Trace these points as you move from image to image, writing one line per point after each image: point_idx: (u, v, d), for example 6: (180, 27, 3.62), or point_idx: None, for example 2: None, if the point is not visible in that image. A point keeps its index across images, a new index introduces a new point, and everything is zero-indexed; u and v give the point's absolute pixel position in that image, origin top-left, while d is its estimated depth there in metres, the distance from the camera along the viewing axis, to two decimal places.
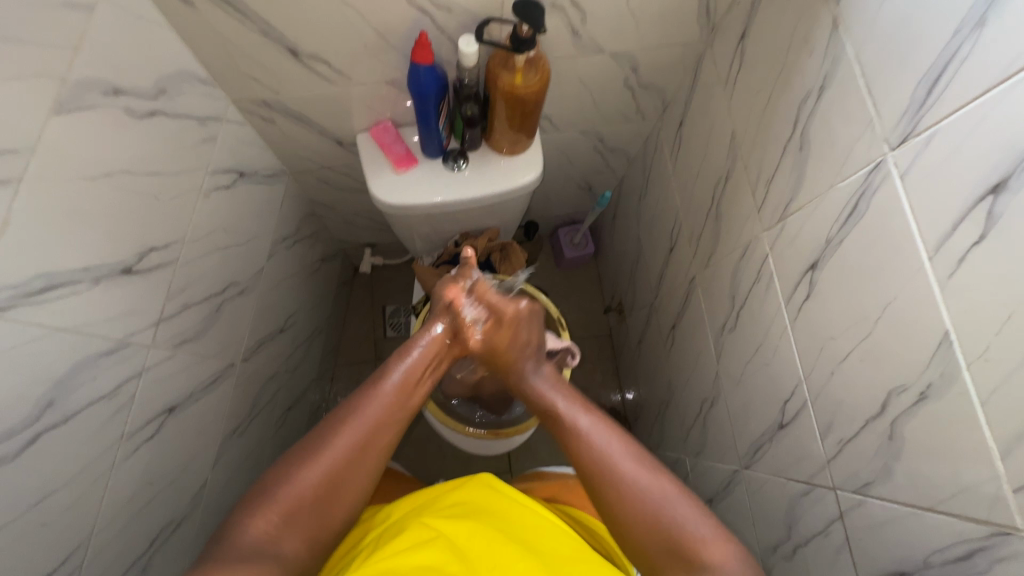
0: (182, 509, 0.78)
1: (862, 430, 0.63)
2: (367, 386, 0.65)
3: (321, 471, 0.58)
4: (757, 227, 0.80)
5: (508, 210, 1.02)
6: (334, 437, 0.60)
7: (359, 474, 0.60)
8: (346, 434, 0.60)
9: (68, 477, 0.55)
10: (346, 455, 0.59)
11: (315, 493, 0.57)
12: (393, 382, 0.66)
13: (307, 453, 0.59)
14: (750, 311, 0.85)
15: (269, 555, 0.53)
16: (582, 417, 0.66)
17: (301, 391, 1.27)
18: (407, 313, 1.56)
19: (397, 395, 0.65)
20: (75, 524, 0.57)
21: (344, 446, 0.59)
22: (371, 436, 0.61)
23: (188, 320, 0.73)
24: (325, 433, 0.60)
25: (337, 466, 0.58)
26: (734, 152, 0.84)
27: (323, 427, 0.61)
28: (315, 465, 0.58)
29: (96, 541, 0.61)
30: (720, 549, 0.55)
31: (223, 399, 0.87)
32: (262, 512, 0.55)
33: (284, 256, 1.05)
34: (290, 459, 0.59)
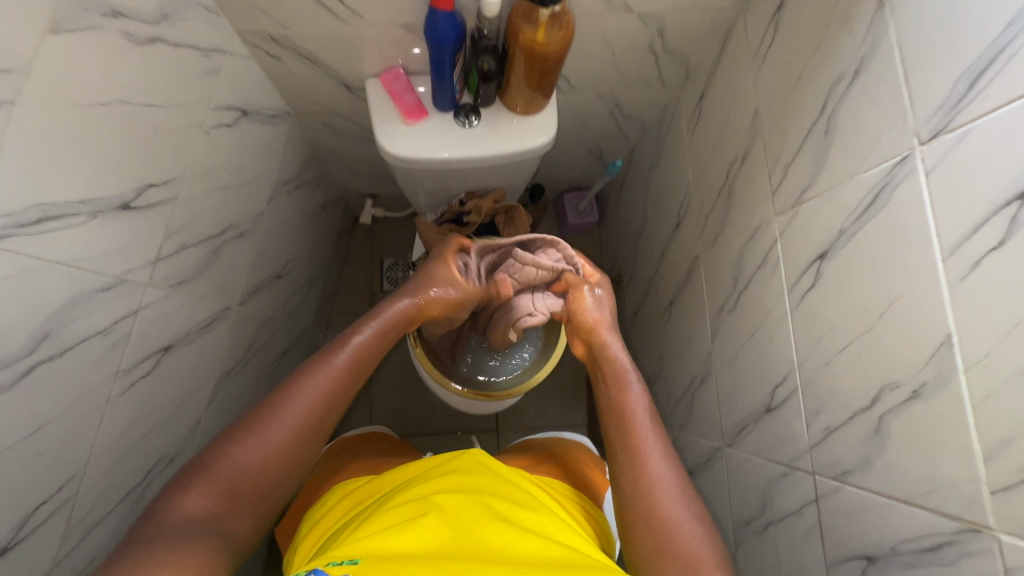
0: (176, 445, 0.80)
1: (849, 420, 0.64)
2: (316, 360, 0.66)
3: (262, 445, 0.58)
4: (769, 211, 0.79)
5: (516, 172, 0.99)
6: (279, 412, 0.60)
7: (302, 447, 0.61)
8: (292, 412, 0.61)
9: (63, 408, 0.55)
10: (294, 426, 0.60)
11: (255, 467, 0.57)
12: (345, 353, 0.67)
13: (247, 430, 0.59)
14: (751, 295, 0.85)
15: (207, 526, 0.52)
16: (636, 398, 0.71)
17: (296, 337, 1.27)
18: (406, 268, 1.56)
19: (348, 363, 0.67)
20: (69, 454, 0.58)
21: (289, 421, 0.60)
22: (315, 408, 0.62)
23: (185, 261, 0.72)
24: (268, 409, 0.61)
25: (279, 442, 0.59)
26: (755, 131, 0.82)
27: (268, 400, 0.62)
28: (257, 438, 0.58)
29: (90, 472, 0.62)
30: (702, 545, 0.57)
31: (218, 342, 0.87)
32: (199, 485, 0.54)
33: (285, 200, 1.03)
34: (230, 434, 0.59)
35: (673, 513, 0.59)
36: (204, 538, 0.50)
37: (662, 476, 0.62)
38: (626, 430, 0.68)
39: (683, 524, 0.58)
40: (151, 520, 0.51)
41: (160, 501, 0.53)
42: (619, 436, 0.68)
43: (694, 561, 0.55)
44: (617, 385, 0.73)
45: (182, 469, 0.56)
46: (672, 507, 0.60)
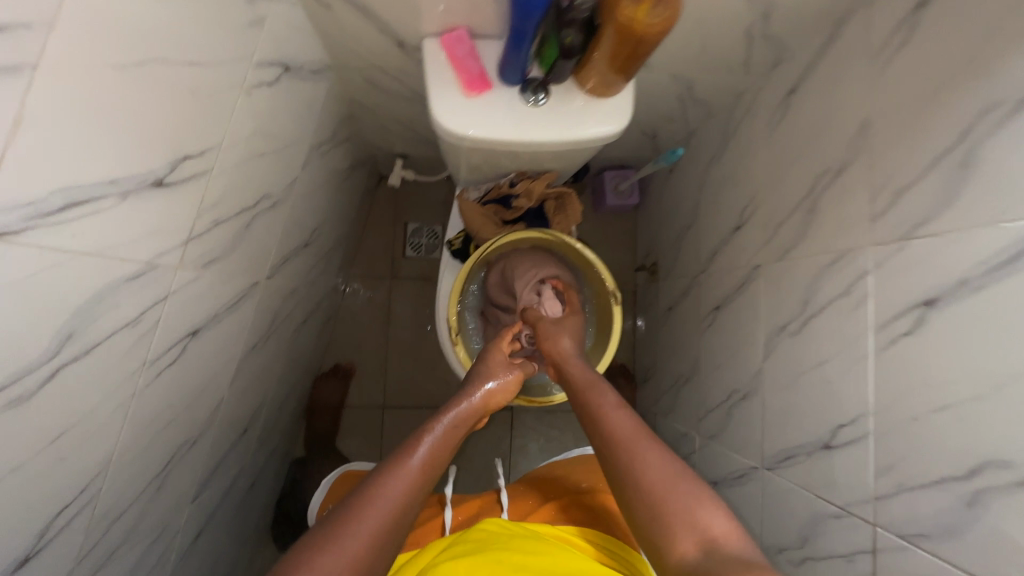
0: (198, 428, 0.75)
1: (933, 485, 0.60)
2: (389, 464, 0.63)
3: (343, 555, 0.52)
4: (863, 238, 0.71)
5: (575, 157, 0.90)
6: (360, 517, 0.56)
7: (378, 555, 0.55)
8: (372, 518, 0.56)
9: (89, 410, 0.50)
10: (373, 534, 0.55)
11: None
12: (420, 457, 0.65)
13: (320, 536, 0.54)
14: (821, 323, 0.79)
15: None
16: (613, 409, 0.72)
17: (315, 305, 1.22)
18: (431, 236, 1.53)
19: (422, 469, 0.64)
20: (93, 455, 0.53)
21: (370, 528, 0.55)
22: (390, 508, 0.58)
23: (217, 238, 0.65)
24: (345, 513, 0.56)
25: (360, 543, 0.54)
26: (859, 144, 0.73)
27: (342, 507, 0.58)
28: (338, 545, 0.53)
29: (113, 469, 0.57)
30: (717, 514, 0.56)
31: (245, 318, 0.80)
32: None
33: (317, 164, 0.94)
34: (306, 544, 0.53)
35: (678, 489, 0.59)
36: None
37: (661, 462, 0.63)
38: (609, 441, 0.68)
39: (698, 509, 0.57)
40: None
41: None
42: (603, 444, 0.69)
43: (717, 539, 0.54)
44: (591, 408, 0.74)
45: None
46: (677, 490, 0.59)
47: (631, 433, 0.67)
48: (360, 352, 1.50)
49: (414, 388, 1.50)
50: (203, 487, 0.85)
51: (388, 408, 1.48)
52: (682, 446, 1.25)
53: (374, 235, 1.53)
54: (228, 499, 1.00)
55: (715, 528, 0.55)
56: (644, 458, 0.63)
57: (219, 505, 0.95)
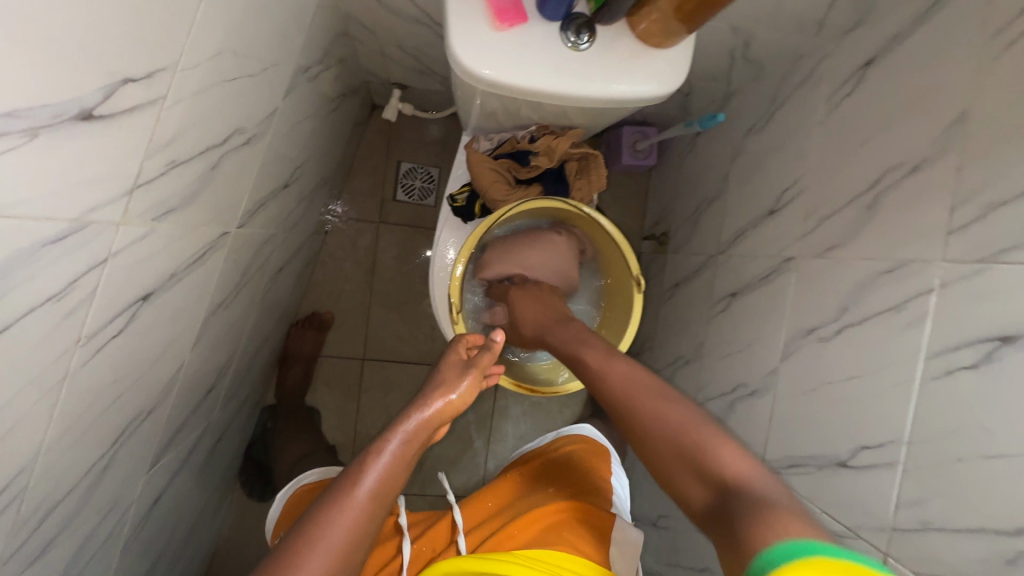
0: (154, 397, 0.66)
1: (969, 532, 0.55)
2: (338, 488, 0.58)
3: None
4: (933, 250, 0.63)
5: (609, 116, 0.78)
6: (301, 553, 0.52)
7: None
8: (316, 551, 0.52)
9: (3, 404, 0.39)
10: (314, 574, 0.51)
11: None
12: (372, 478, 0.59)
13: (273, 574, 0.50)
14: (860, 334, 0.72)
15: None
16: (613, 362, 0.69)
17: (294, 249, 1.09)
18: (425, 178, 1.40)
19: (376, 493, 0.59)
20: (16, 451, 0.43)
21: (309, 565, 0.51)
22: (341, 542, 0.54)
23: (173, 185, 0.51)
24: (298, 551, 0.52)
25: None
26: (948, 139, 0.62)
27: (291, 543, 0.53)
28: None
29: (43, 460, 0.48)
30: (733, 454, 0.52)
31: (212, 273, 0.69)
32: None
33: (303, 90, 0.79)
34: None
35: (682, 441, 0.56)
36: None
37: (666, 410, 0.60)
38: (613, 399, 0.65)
39: (713, 450, 0.53)
40: None
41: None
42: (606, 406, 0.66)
43: (734, 472, 0.50)
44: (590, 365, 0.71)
45: None
46: (686, 432, 0.56)
47: (628, 386, 0.65)
48: (340, 300, 1.39)
49: (397, 342, 1.41)
50: (162, 452, 0.76)
51: (368, 361, 1.40)
52: None
53: (362, 172, 1.38)
54: (191, 458, 0.92)
55: (729, 469, 0.51)
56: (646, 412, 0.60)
57: (181, 465, 0.88)
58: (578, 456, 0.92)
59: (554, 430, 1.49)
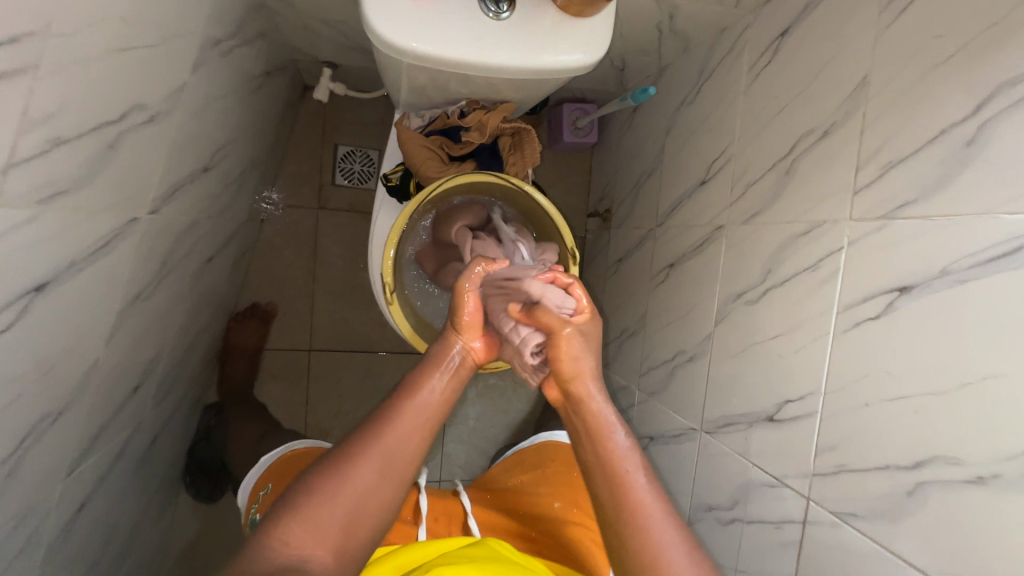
0: (65, 396, 0.61)
1: (875, 470, 0.60)
2: (408, 386, 0.65)
3: (347, 488, 0.55)
4: (842, 210, 0.66)
5: (539, 88, 0.78)
6: (372, 444, 0.58)
7: (387, 492, 0.57)
8: (384, 444, 0.59)
9: None
10: (378, 475, 0.57)
11: (337, 509, 0.54)
12: (437, 384, 0.65)
13: (332, 472, 0.56)
14: (782, 295, 0.75)
15: (303, 570, 0.49)
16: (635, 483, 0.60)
17: (225, 237, 1.04)
18: (365, 161, 1.36)
19: (425, 412, 0.63)
20: None
21: (377, 458, 0.58)
22: (392, 451, 0.59)
23: (61, 165, 0.47)
24: (354, 454, 0.58)
25: (366, 486, 0.56)
26: (854, 103, 0.66)
27: (361, 437, 0.59)
28: (347, 472, 0.56)
29: None
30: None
31: (122, 262, 0.64)
32: (294, 519, 0.52)
33: (216, 65, 0.74)
34: (314, 483, 0.55)
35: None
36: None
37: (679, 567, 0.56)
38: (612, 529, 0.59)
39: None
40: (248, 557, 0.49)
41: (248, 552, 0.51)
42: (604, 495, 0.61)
43: None
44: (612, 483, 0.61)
45: (278, 503, 0.54)
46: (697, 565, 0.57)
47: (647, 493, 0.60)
48: (282, 290, 1.34)
49: (344, 330, 1.38)
50: (84, 455, 0.72)
51: (315, 352, 1.36)
52: (619, 398, 1.25)
53: (297, 156, 1.33)
54: (122, 461, 0.87)
55: None
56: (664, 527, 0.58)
57: (109, 469, 0.83)
58: None
59: (510, 409, 1.51)
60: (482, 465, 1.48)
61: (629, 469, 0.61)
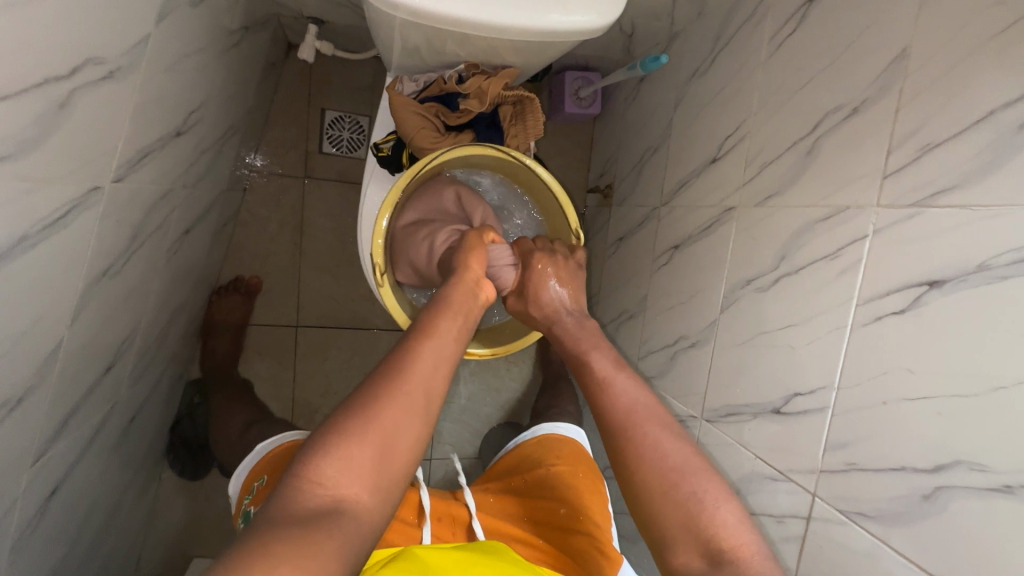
0: (27, 380, 0.57)
1: (890, 471, 0.57)
2: (417, 330, 0.60)
3: (378, 422, 0.48)
4: (869, 195, 0.62)
5: (544, 54, 0.73)
6: (393, 381, 0.52)
7: (419, 429, 0.51)
8: (408, 381, 0.53)
9: None
10: (409, 410, 0.51)
11: (370, 445, 0.47)
12: (446, 331, 0.61)
13: (359, 407, 0.50)
14: (797, 283, 0.71)
15: (339, 515, 0.42)
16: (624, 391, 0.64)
17: (203, 207, 0.98)
18: (354, 128, 1.28)
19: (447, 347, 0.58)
20: None
21: (402, 394, 0.51)
22: (423, 383, 0.53)
23: (3, 124, 0.41)
24: (383, 388, 0.51)
25: (398, 419, 0.49)
26: (888, 79, 0.60)
27: (377, 378, 0.53)
28: (372, 410, 0.49)
29: None
30: (726, 504, 0.54)
31: (83, 236, 0.58)
32: (319, 463, 0.45)
33: (188, 15, 0.67)
34: (337, 421, 0.48)
35: (677, 488, 0.55)
36: (335, 528, 0.41)
37: (693, 487, 0.55)
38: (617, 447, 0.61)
39: (720, 512, 0.53)
40: (273, 510, 0.41)
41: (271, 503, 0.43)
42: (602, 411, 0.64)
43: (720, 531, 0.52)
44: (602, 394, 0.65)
45: (295, 452, 0.47)
46: (707, 491, 0.55)
47: (635, 411, 0.62)
48: (267, 263, 1.28)
49: (333, 306, 1.33)
50: (53, 440, 0.68)
51: (302, 328, 1.31)
52: None
53: (281, 121, 1.24)
54: (97, 443, 0.83)
55: (728, 536, 0.52)
56: (671, 449, 0.58)
57: (83, 452, 0.79)
58: (589, 473, 0.86)
59: (503, 389, 1.48)
60: (474, 444, 1.46)
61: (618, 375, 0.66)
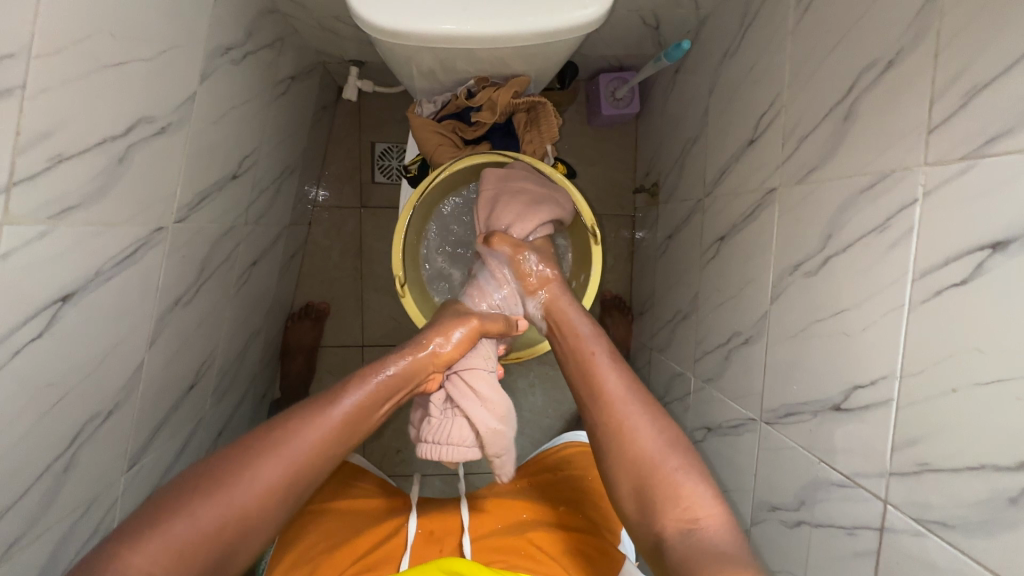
0: (114, 396, 0.67)
1: (967, 470, 0.49)
2: (316, 405, 0.65)
3: (223, 501, 0.55)
4: (914, 154, 0.54)
5: (545, 57, 0.74)
6: (261, 457, 0.59)
7: (269, 508, 0.58)
8: (272, 458, 0.59)
9: None
10: (258, 493, 0.57)
11: (203, 522, 0.54)
12: (343, 408, 0.65)
13: (215, 480, 0.56)
14: (845, 264, 0.64)
15: None
16: (600, 363, 0.74)
17: (268, 242, 1.09)
18: (402, 157, 1.36)
19: (335, 433, 0.63)
20: None
21: (265, 472, 0.58)
22: (291, 459, 0.60)
23: (69, 180, 0.50)
24: (244, 463, 0.58)
25: (247, 498, 0.56)
26: (922, 23, 0.53)
27: (250, 446, 0.60)
28: (229, 485, 0.56)
29: None
30: (704, 498, 0.59)
31: (152, 271, 0.68)
32: (146, 536, 0.51)
33: (231, 75, 0.77)
34: (191, 487, 0.56)
35: (665, 471, 0.62)
36: None
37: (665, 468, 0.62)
38: (598, 420, 0.69)
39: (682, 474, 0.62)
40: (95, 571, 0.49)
41: (95, 558, 0.50)
42: (587, 388, 0.72)
43: (680, 493, 0.60)
44: (591, 370, 0.73)
45: (139, 511, 0.54)
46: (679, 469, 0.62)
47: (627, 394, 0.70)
48: (332, 289, 1.39)
49: (393, 325, 1.40)
50: (143, 451, 0.78)
51: (367, 347, 1.40)
52: (675, 386, 1.16)
53: (337, 158, 1.36)
54: (187, 455, 0.94)
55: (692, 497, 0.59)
56: (642, 426, 0.67)
57: (174, 464, 0.90)
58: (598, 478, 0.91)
59: (565, 400, 1.46)
60: None
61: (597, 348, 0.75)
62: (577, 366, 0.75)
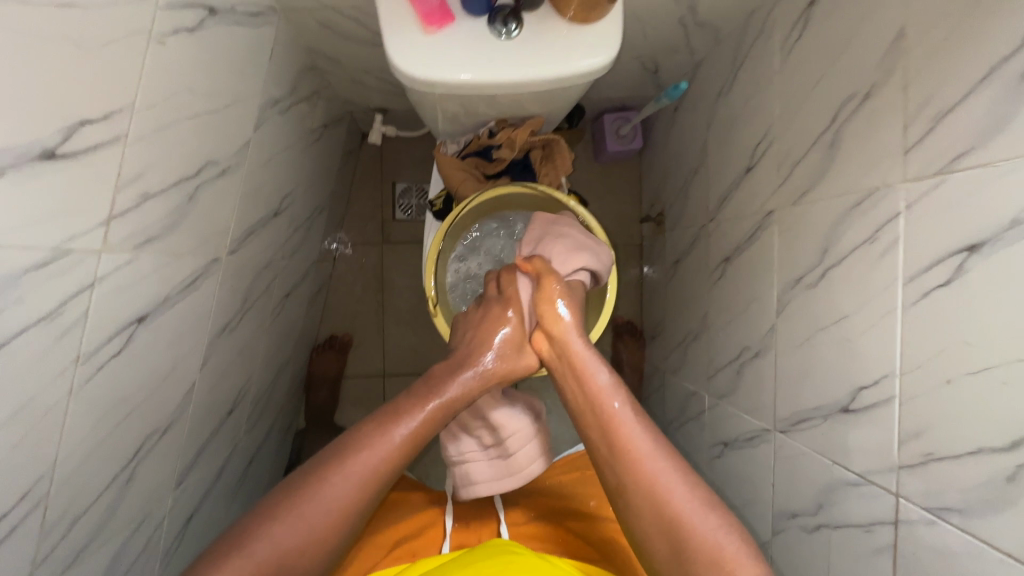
0: (169, 415, 0.72)
1: (967, 455, 0.53)
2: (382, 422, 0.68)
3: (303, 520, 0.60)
4: (895, 172, 0.61)
5: (557, 99, 0.82)
6: (330, 476, 0.63)
7: (342, 525, 0.62)
8: (341, 476, 0.63)
9: (27, 401, 0.47)
10: (332, 511, 0.61)
11: (290, 538, 0.59)
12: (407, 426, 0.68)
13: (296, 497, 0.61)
14: (842, 276, 0.70)
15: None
16: (618, 413, 0.70)
17: (299, 275, 1.16)
18: (421, 195, 1.45)
19: (400, 450, 0.67)
20: (43, 450, 0.51)
21: (335, 492, 0.62)
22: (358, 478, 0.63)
23: (151, 215, 0.58)
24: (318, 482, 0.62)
25: (319, 519, 0.60)
26: (891, 61, 0.61)
27: (322, 465, 0.64)
28: (310, 501, 0.61)
29: (70, 462, 0.55)
30: (745, 562, 0.59)
31: (207, 299, 0.75)
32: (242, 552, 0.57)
33: (277, 124, 0.86)
34: (275, 508, 0.60)
35: (702, 535, 0.61)
36: None
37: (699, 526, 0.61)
38: (621, 481, 0.66)
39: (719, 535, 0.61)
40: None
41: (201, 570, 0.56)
42: (607, 445, 0.69)
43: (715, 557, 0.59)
44: (608, 422, 0.70)
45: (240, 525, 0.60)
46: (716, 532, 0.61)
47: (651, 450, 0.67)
48: (355, 321, 1.45)
49: (414, 354, 1.46)
50: (188, 471, 0.82)
51: (389, 376, 1.45)
52: (690, 404, 1.19)
53: (361, 198, 1.45)
54: (223, 479, 0.98)
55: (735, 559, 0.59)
56: (672, 487, 0.64)
57: (211, 487, 0.93)
58: None
59: None
60: None
61: (618, 401, 0.71)
62: (590, 416, 0.72)
